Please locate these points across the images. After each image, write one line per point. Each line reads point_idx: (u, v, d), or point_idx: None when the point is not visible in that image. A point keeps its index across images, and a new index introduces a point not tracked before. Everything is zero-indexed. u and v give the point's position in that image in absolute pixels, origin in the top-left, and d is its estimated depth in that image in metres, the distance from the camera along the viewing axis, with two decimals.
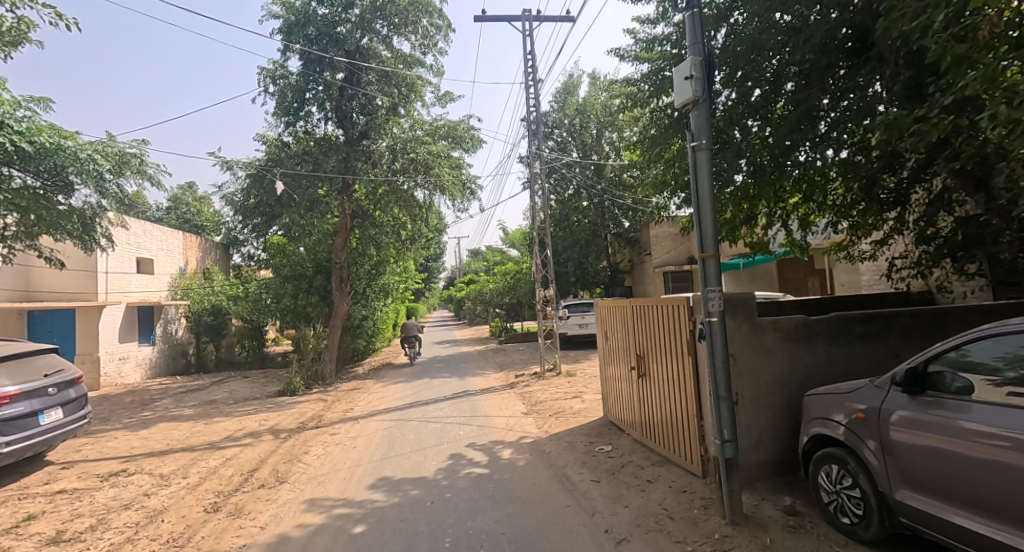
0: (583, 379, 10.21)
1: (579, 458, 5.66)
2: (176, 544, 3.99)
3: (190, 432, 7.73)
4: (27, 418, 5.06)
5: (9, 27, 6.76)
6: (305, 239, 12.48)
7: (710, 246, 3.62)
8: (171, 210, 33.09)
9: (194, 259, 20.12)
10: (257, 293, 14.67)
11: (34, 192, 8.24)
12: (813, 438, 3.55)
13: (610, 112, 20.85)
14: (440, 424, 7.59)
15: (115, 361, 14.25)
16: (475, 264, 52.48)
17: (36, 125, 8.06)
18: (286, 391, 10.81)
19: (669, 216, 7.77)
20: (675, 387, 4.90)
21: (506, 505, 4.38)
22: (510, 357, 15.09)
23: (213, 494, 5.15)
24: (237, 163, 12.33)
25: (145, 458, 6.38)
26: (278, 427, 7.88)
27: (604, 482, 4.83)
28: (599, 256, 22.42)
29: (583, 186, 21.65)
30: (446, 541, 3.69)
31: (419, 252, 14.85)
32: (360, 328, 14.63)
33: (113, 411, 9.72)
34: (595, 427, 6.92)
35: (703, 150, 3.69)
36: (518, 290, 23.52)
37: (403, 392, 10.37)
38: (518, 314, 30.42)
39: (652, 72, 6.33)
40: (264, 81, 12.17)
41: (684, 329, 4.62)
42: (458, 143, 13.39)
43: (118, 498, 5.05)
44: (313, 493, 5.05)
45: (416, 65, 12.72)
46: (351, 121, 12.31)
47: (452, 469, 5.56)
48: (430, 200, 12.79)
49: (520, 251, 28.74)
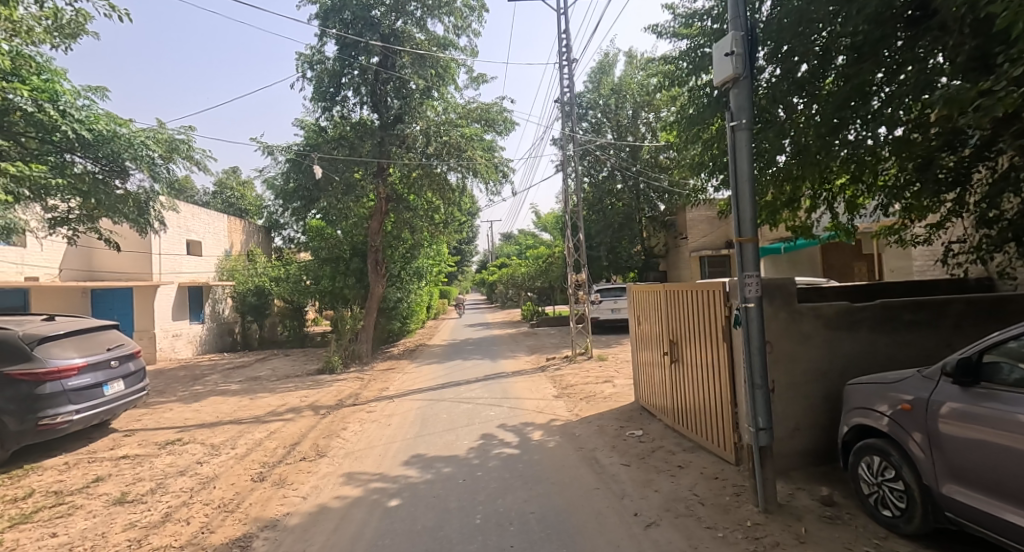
0: (615, 364, 10.17)
1: (609, 442, 5.68)
2: (227, 508, 4.28)
3: (237, 406, 8.16)
4: (93, 389, 5.47)
5: (69, 20, 7.05)
6: (342, 223, 12.83)
7: (749, 230, 3.50)
8: (216, 194, 34.50)
9: (239, 242, 21.02)
10: (297, 275, 15.13)
11: (93, 177, 8.70)
12: (854, 428, 3.45)
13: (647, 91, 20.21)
14: (471, 404, 7.73)
15: (169, 337, 15.11)
16: (508, 248, 52.58)
17: (94, 114, 8.39)
18: (325, 369, 11.23)
19: (706, 198, 7.54)
20: (710, 377, 4.82)
21: (535, 485, 4.47)
22: (542, 341, 15.16)
23: (259, 464, 5.46)
24: (276, 148, 12.71)
25: (197, 429, 6.79)
26: (318, 403, 8.22)
27: (634, 466, 4.84)
28: (633, 240, 22.07)
29: (617, 168, 21.20)
30: (477, 517, 3.81)
31: (451, 236, 14.94)
32: (395, 310, 15.01)
33: (168, 385, 10.36)
34: (626, 411, 6.90)
35: (743, 130, 3.56)
36: (549, 274, 23.45)
37: (436, 372, 10.59)
38: (550, 298, 30.47)
39: (691, 49, 6.15)
40: (301, 67, 12.37)
41: (719, 314, 4.52)
42: (490, 126, 13.34)
43: (174, 465, 5.42)
44: (351, 467, 5.28)
45: (450, 47, 12.61)
46: (386, 106, 12.43)
47: (483, 449, 5.68)
48: (463, 182, 12.77)
49: (552, 235, 28.51)
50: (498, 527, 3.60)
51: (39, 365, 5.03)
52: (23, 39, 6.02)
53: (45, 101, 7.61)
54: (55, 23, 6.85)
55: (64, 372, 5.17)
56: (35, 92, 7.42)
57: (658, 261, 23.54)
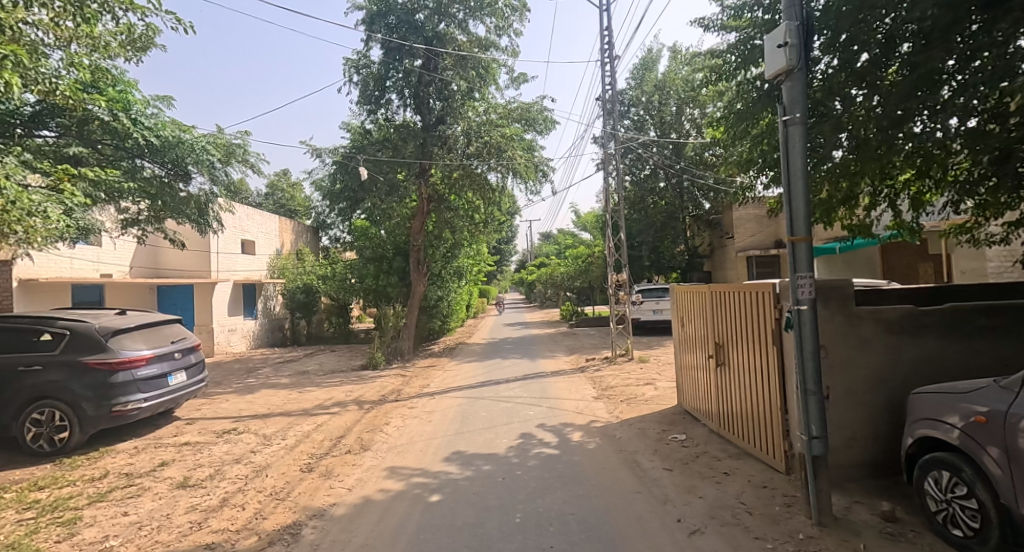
0: (656, 366, 9.96)
1: (650, 445, 5.57)
2: (278, 496, 4.47)
3: (286, 399, 8.52)
4: (159, 379, 5.84)
5: (140, 34, 7.47)
6: (386, 223, 13.16)
7: (802, 229, 3.34)
8: (268, 196, 36.11)
9: (289, 241, 21.94)
10: (343, 273, 15.66)
11: (160, 181, 9.28)
12: (919, 441, 3.24)
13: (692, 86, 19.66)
14: (511, 403, 7.76)
15: (225, 332, 15.96)
16: (546, 247, 52.48)
17: (161, 120, 8.96)
18: (369, 365, 11.56)
19: (755, 196, 7.25)
20: (758, 381, 4.64)
21: (574, 487, 4.44)
22: (581, 341, 15.04)
23: (307, 455, 5.68)
24: (324, 151, 13.17)
25: (251, 419, 7.13)
26: (362, 398, 8.46)
27: (677, 471, 4.72)
28: (676, 240, 21.57)
29: (660, 166, 20.70)
30: (516, 516, 3.82)
31: (491, 236, 15.06)
32: (436, 308, 15.27)
33: (225, 377, 10.94)
34: (668, 415, 6.75)
35: (797, 124, 3.40)
36: (589, 274, 23.23)
37: (475, 371, 10.70)
38: (589, 297, 30.18)
39: (741, 42, 5.94)
40: (348, 72, 12.76)
41: (769, 316, 4.34)
42: (531, 125, 13.34)
43: (231, 453, 5.71)
44: (394, 461, 5.40)
45: (491, 48, 12.70)
46: (428, 107, 12.66)
47: (522, 448, 5.69)
48: (503, 182, 12.82)
49: (592, 234, 28.22)
50: (538, 527, 3.59)
51: (112, 355, 5.42)
52: (101, 53, 6.49)
53: (119, 110, 8.14)
54: (130, 38, 7.31)
55: (134, 362, 5.54)
56: (111, 102, 8.11)
57: (702, 261, 22.91)
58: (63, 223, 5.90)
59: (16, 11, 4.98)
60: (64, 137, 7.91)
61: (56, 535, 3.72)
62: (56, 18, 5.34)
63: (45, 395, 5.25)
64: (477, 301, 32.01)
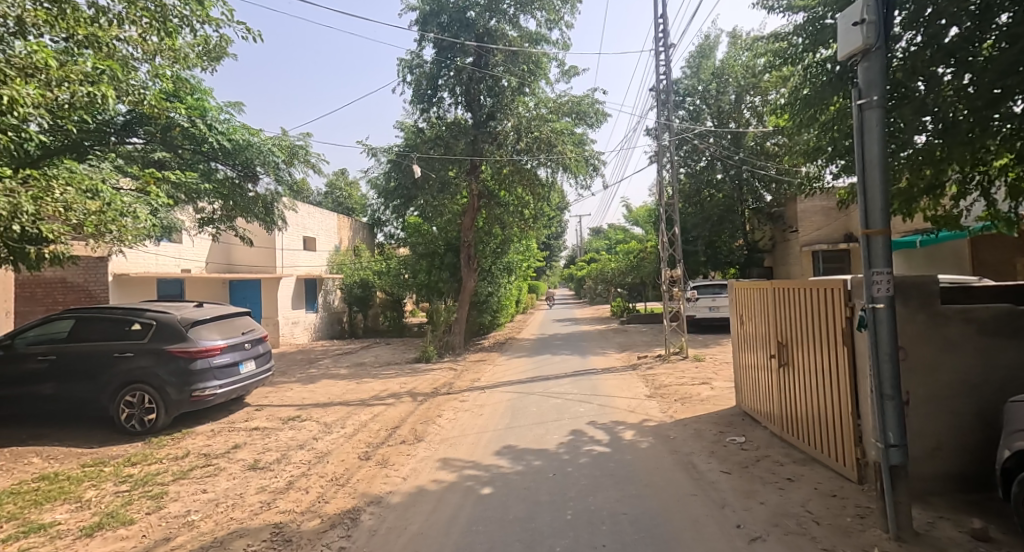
0: (713, 365, 9.60)
1: (707, 447, 5.38)
2: (338, 482, 4.68)
3: (345, 389, 8.90)
4: (232, 367, 6.26)
5: (215, 45, 7.93)
6: (437, 219, 13.41)
7: (879, 221, 3.07)
8: (328, 194, 37.79)
9: (346, 238, 22.91)
10: (397, 268, 16.13)
11: (231, 182, 9.91)
12: (1018, 454, 2.92)
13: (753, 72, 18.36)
14: (561, 399, 7.72)
15: (289, 324, 16.88)
16: (597, 243, 51.78)
17: (232, 125, 9.51)
18: (422, 358, 11.88)
19: (823, 187, 6.81)
20: (826, 383, 4.36)
21: (627, 486, 4.36)
22: (633, 338, 14.73)
23: (365, 444, 5.90)
24: (379, 150, 13.60)
25: (312, 408, 7.49)
26: (416, 390, 8.70)
27: (736, 475, 4.53)
28: (734, 234, 20.66)
29: (717, 158, 19.84)
30: (568, 512, 3.79)
31: (541, 231, 15.06)
32: (486, 303, 15.47)
33: (289, 366, 11.57)
34: (725, 416, 6.49)
35: (873, 108, 3.13)
36: (640, 269, 22.72)
37: (525, 366, 10.74)
38: (640, 294, 29.56)
39: (809, 22, 5.59)
40: (402, 72, 13.07)
41: (839, 314, 4.07)
42: (582, 119, 13.18)
43: (295, 439, 6.03)
44: (446, 453, 5.52)
45: (542, 42, 12.63)
46: (479, 104, 12.76)
47: (573, 445, 5.65)
48: (553, 177, 12.75)
49: (644, 229, 27.60)
50: (590, 525, 3.55)
51: (192, 344, 5.86)
52: (182, 65, 6.99)
53: (195, 116, 8.72)
54: (207, 49, 7.78)
55: (210, 351, 5.97)
56: (189, 110, 8.72)
57: (763, 256, 21.83)
58: (150, 223, 6.43)
59: (110, 28, 5.47)
60: (150, 143, 8.56)
61: (145, 507, 4.07)
62: (144, 34, 5.81)
63: (136, 380, 5.73)
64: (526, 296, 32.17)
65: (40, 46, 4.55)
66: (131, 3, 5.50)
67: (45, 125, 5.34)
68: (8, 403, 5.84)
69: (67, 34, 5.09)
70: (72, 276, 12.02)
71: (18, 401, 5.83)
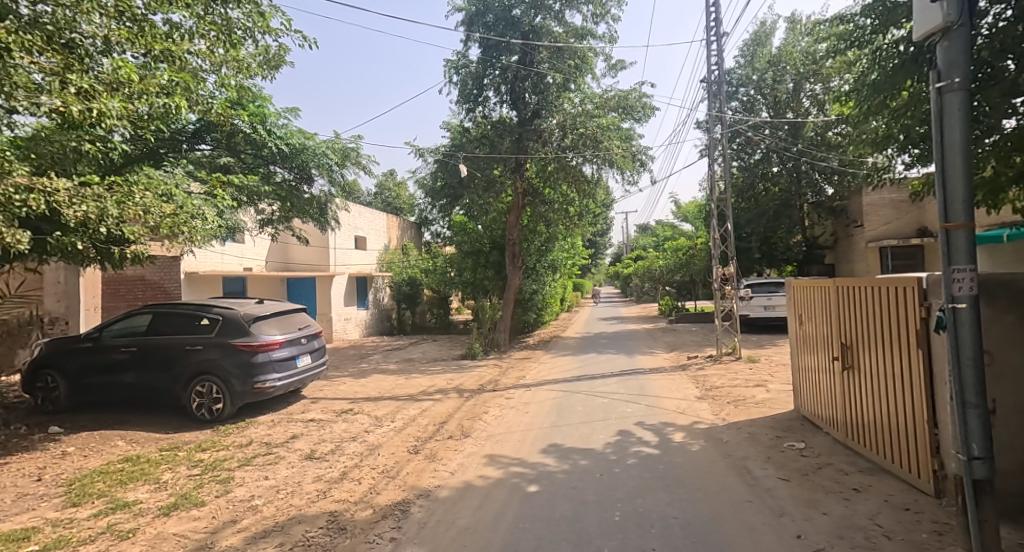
0: (768, 367, 9.18)
1: (763, 452, 5.15)
2: (389, 474, 4.81)
3: (394, 384, 9.15)
4: (290, 361, 6.57)
5: (274, 54, 8.29)
6: (483, 218, 13.56)
7: (961, 214, 2.51)
8: (378, 195, 39.00)
9: (395, 237, 23.59)
10: (444, 267, 16.41)
11: (289, 185, 10.35)
12: None
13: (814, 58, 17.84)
14: (607, 399, 7.61)
15: (341, 321, 17.54)
16: (643, 240, 50.74)
17: (290, 130, 9.88)
18: (468, 354, 12.06)
19: (893, 178, 6.35)
20: (896, 388, 4.07)
21: (677, 489, 4.23)
22: (682, 338, 14.37)
23: (414, 438, 6.04)
24: (426, 150, 13.88)
25: (364, 401, 7.75)
26: (462, 387, 8.82)
27: (795, 482, 4.31)
28: (791, 230, 19.68)
29: (774, 150, 18.93)
30: (616, 514, 3.73)
31: (586, 229, 14.94)
32: (531, 301, 15.54)
33: (342, 361, 12.03)
34: (782, 420, 6.19)
35: (955, 91, 2.54)
36: (689, 267, 22.07)
37: (570, 364, 10.67)
38: (690, 292, 28.75)
39: (878, 2, 5.24)
40: (448, 73, 13.27)
41: (912, 313, 3.77)
42: (628, 113, 12.96)
43: (348, 431, 6.26)
44: (493, 449, 5.56)
45: (588, 37, 12.46)
46: (524, 102, 12.69)
47: (620, 445, 5.56)
48: (599, 174, 12.58)
49: (694, 225, 26.80)
50: (639, 527, 3.48)
51: (254, 338, 6.19)
52: (245, 74, 7.31)
53: (256, 123, 9.17)
54: (267, 58, 8.15)
55: (271, 346, 6.28)
56: (251, 116, 9.14)
57: (823, 253, 20.69)
58: (217, 224, 6.83)
59: (182, 42, 5.82)
60: (217, 149, 9.18)
61: (215, 491, 4.34)
62: (211, 46, 6.17)
63: (206, 371, 6.13)
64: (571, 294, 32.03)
65: (124, 63, 5.03)
66: (200, 19, 5.86)
67: (128, 135, 5.82)
68: (98, 391, 6.39)
69: (146, 50, 5.49)
70: (150, 274, 13.03)
71: (106, 389, 6.36)
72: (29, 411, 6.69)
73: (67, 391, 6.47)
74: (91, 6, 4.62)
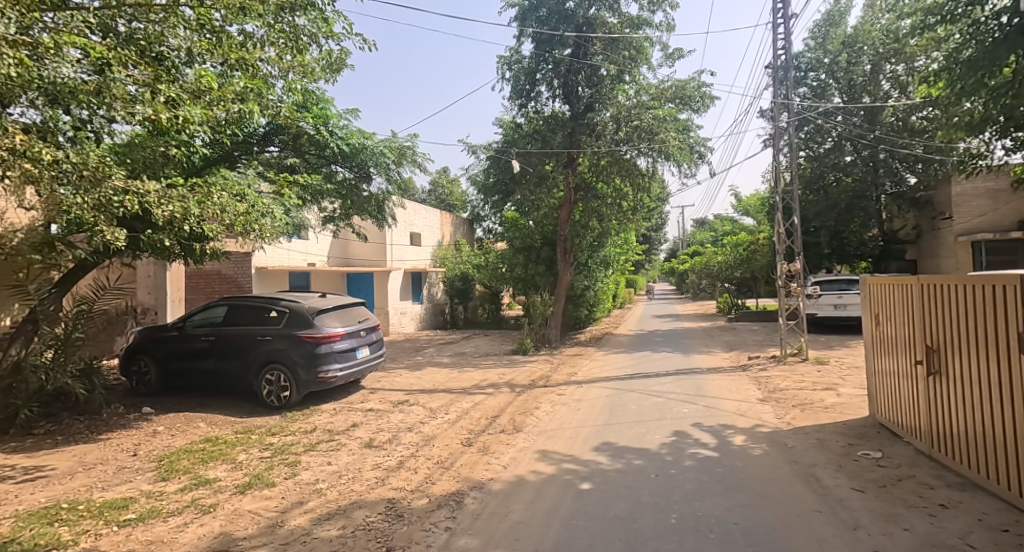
0: (839, 370, 8.62)
1: (833, 460, 4.84)
2: (444, 465, 4.92)
3: (448, 377, 9.35)
4: (350, 353, 6.86)
5: (336, 58, 8.63)
6: (534, 214, 13.56)
7: None
8: (432, 192, 39.95)
9: (448, 233, 24.15)
10: (495, 262, 16.60)
11: (349, 183, 10.75)
12: None
13: (897, 36, 16.64)
14: (662, 398, 7.42)
15: (397, 315, 18.12)
16: (701, 235, 48.92)
17: (350, 130, 10.26)
18: (519, 350, 12.13)
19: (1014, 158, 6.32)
20: (991, 395, 3.68)
21: (738, 494, 4.06)
22: (742, 337, 13.77)
23: (467, 430, 6.15)
24: (479, 147, 14.02)
25: (419, 393, 7.97)
26: (514, 382, 8.88)
27: (871, 494, 4.01)
28: (865, 224, 18.32)
29: (847, 137, 17.71)
30: (672, 516, 3.62)
31: (641, 224, 14.65)
32: (583, 297, 15.43)
33: (398, 354, 12.45)
34: (855, 427, 5.79)
35: None
36: (749, 263, 21.09)
37: (623, 362, 10.49)
38: (750, 290, 27.47)
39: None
40: (501, 69, 13.33)
41: (1011, 312, 3.41)
42: (686, 103, 12.56)
43: (405, 421, 6.45)
44: (545, 445, 5.56)
45: (644, 26, 12.13)
46: (577, 95, 12.58)
47: (676, 446, 5.40)
48: (654, 167, 12.26)
49: (756, 219, 25.55)
50: (697, 531, 3.36)
51: (317, 330, 6.50)
52: (310, 78, 7.66)
53: (319, 124, 9.61)
54: (329, 62, 8.51)
55: (332, 337, 6.58)
56: (315, 118, 9.60)
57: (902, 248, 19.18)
58: (284, 222, 7.19)
59: (255, 50, 6.14)
60: (284, 151, 9.70)
61: (284, 473, 4.61)
62: (280, 53, 6.51)
63: (275, 359, 6.49)
64: (623, 291, 31.48)
65: (205, 72, 5.46)
66: (270, 28, 6.19)
67: (208, 140, 6.26)
68: (182, 375, 6.95)
69: (223, 59, 5.80)
70: (225, 269, 14.00)
71: (188, 374, 6.90)
72: (124, 393, 7.36)
73: (156, 375, 7.07)
74: (175, 20, 5.00)
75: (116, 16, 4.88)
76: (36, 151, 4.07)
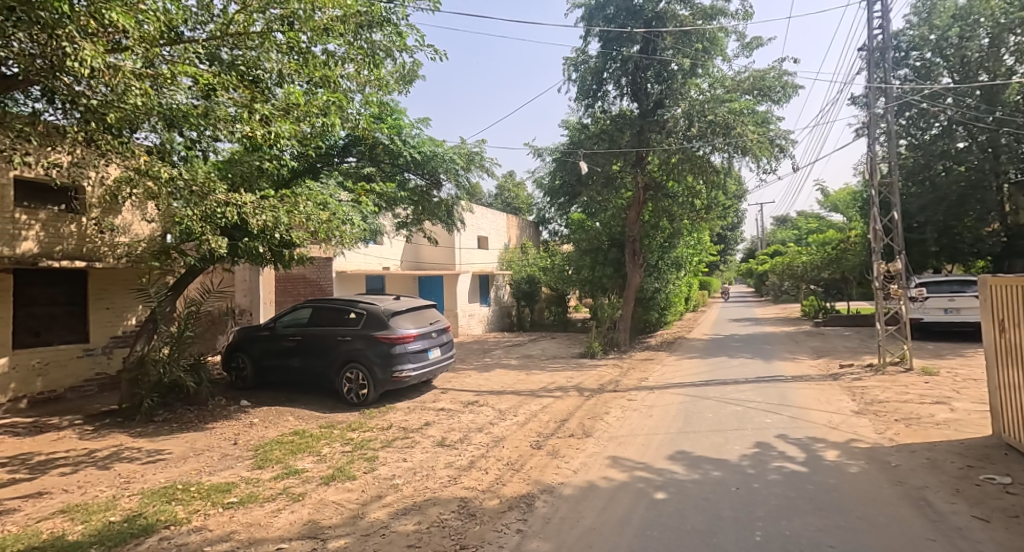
0: (951, 382, 7.69)
1: (948, 483, 4.30)
2: (514, 467, 4.94)
3: (516, 379, 9.40)
4: (422, 353, 7.10)
5: (408, 70, 9.02)
6: (601, 215, 13.38)
7: None
8: (497, 196, 40.56)
9: (514, 236, 24.36)
10: (562, 265, 16.52)
11: (420, 189, 11.12)
12: None
13: None
14: (742, 407, 7.00)
15: (465, 317, 18.55)
16: (781, 234, 45.70)
17: (422, 138, 10.70)
18: (587, 353, 11.96)
19: None
20: None
21: (832, 515, 3.72)
22: (832, 343, 12.68)
23: (536, 433, 6.14)
24: (545, 150, 14.03)
25: (488, 394, 8.07)
26: (582, 385, 8.76)
27: (999, 525, 3.51)
28: (981, 218, 16.28)
29: (959, 121, 15.83)
30: (757, 534, 3.39)
31: (715, 222, 14.00)
32: (653, 299, 14.96)
33: (467, 355, 12.71)
34: (974, 447, 5.12)
35: None
36: (838, 263, 19.42)
37: (696, 367, 10.03)
38: (839, 292, 25.28)
39: None
40: (568, 70, 13.25)
41: None
42: (766, 95, 11.84)
43: (475, 422, 6.56)
44: (616, 451, 5.42)
45: (718, 16, 11.61)
46: (646, 92, 12.32)
47: (759, 459, 5.05)
48: (729, 163, 11.67)
49: (847, 214, 23.46)
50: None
51: (393, 331, 6.79)
52: (385, 90, 8.08)
53: (393, 134, 10.07)
54: (403, 74, 8.90)
55: (406, 338, 6.83)
56: (389, 129, 10.06)
57: None
58: (362, 228, 7.56)
59: (336, 68, 6.55)
60: (361, 161, 10.23)
61: (363, 467, 4.83)
62: (358, 68, 6.88)
63: (354, 358, 6.85)
64: (696, 293, 30.12)
65: (293, 90, 5.86)
66: (350, 45, 6.56)
67: (295, 153, 6.74)
68: (273, 372, 7.53)
69: (309, 77, 6.27)
70: (309, 273, 15.00)
71: (279, 370, 7.47)
72: (224, 386, 8.09)
73: (252, 371, 7.73)
74: (269, 44, 5.45)
75: (220, 45, 5.38)
76: (156, 170, 4.71)
